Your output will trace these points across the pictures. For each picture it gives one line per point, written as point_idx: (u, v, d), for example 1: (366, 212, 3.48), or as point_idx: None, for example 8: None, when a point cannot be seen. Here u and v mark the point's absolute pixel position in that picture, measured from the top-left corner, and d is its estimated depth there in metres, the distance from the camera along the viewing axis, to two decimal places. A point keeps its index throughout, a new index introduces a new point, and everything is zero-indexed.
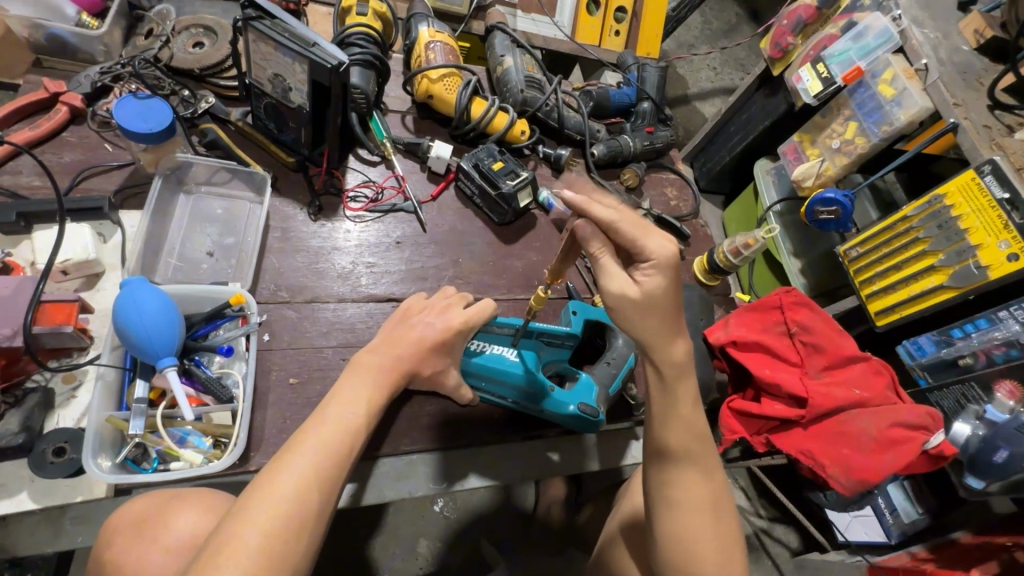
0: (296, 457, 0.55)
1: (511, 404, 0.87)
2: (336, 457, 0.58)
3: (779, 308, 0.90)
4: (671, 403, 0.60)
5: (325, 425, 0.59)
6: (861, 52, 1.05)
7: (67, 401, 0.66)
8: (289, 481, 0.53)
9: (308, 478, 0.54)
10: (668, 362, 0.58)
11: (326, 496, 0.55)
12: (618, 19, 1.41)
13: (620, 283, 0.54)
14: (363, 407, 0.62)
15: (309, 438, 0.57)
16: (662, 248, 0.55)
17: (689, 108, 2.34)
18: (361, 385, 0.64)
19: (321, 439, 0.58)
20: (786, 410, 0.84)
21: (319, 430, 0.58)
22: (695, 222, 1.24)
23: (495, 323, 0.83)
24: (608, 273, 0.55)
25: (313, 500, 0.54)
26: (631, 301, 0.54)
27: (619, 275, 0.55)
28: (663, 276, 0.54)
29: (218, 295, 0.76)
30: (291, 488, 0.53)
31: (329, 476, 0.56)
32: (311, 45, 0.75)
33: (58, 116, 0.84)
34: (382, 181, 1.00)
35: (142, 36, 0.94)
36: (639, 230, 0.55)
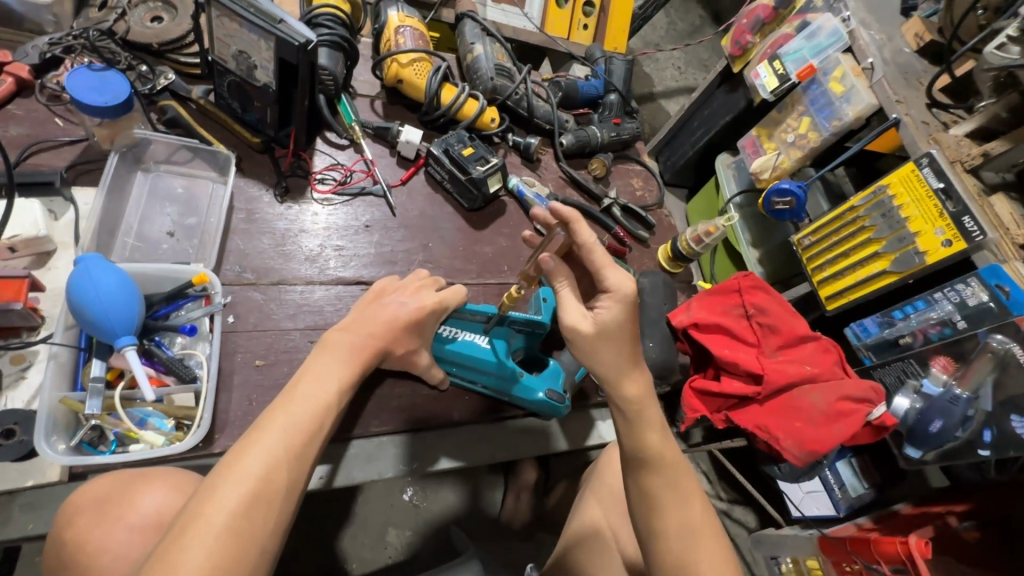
0: (267, 435, 0.55)
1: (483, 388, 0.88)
2: (307, 434, 0.57)
3: (737, 291, 0.94)
4: (642, 434, 0.62)
5: (296, 404, 0.59)
6: (813, 51, 1.11)
7: (15, 382, 0.63)
8: (258, 459, 0.53)
9: (279, 457, 0.54)
10: (625, 400, 0.62)
11: (297, 471, 0.55)
12: (586, 13, 1.45)
13: (577, 317, 0.61)
14: (335, 387, 0.62)
15: (279, 420, 0.57)
16: (622, 286, 0.61)
17: (654, 106, 2.41)
18: (335, 364, 0.64)
19: (292, 419, 0.57)
20: (743, 387, 0.88)
21: (291, 410, 0.58)
22: (660, 212, 1.28)
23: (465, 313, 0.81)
24: (571, 304, 0.62)
25: (280, 478, 0.53)
26: (586, 334, 0.61)
27: (579, 311, 0.62)
28: (619, 309, 0.61)
29: (180, 274, 0.73)
30: (261, 468, 0.53)
31: (302, 453, 0.56)
32: (277, 23, 0.75)
33: (2, 87, 0.79)
34: (351, 163, 0.99)
35: (96, 8, 0.89)
36: (607, 261, 0.62)
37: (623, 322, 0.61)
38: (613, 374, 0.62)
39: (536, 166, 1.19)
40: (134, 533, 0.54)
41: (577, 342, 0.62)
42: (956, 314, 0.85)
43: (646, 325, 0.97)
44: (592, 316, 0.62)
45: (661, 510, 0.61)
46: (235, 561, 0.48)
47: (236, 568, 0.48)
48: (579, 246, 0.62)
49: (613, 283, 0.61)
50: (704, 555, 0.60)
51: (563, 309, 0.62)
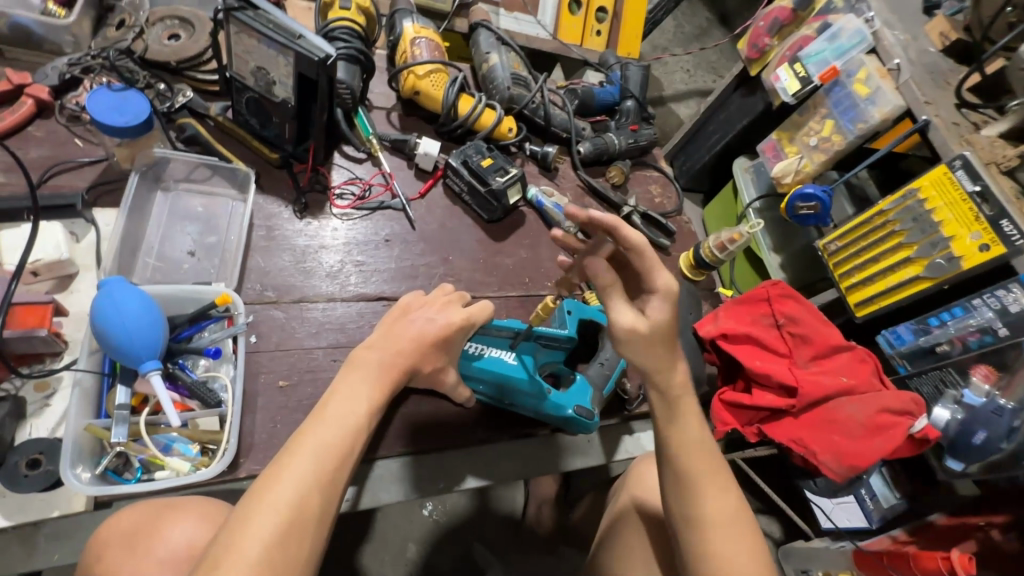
0: (301, 458, 0.54)
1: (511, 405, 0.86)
2: (339, 458, 0.56)
3: (767, 300, 0.92)
4: (683, 418, 0.62)
5: (326, 424, 0.57)
6: (836, 52, 1.09)
7: (39, 410, 0.62)
8: (294, 484, 0.52)
9: (314, 480, 0.53)
10: (672, 384, 0.62)
11: (328, 495, 0.54)
12: (599, 19, 1.44)
13: (631, 319, 0.59)
14: (364, 408, 0.60)
15: (310, 443, 0.55)
16: (670, 285, 0.60)
17: (665, 110, 2.40)
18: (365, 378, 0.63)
19: (323, 443, 0.55)
20: (776, 400, 0.85)
21: (319, 434, 0.56)
22: (680, 219, 1.26)
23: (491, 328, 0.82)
24: (620, 307, 0.59)
25: (315, 503, 0.52)
26: (639, 332, 0.59)
27: (629, 310, 0.59)
28: (667, 309, 0.60)
29: (202, 295, 0.72)
30: (295, 495, 0.51)
31: (334, 477, 0.54)
32: (298, 38, 0.75)
33: (22, 109, 0.78)
34: (369, 177, 0.98)
35: (114, 27, 0.89)
36: (654, 261, 0.61)
37: (670, 321, 0.60)
38: (660, 366, 0.61)
39: (554, 175, 1.17)
40: (166, 567, 0.54)
41: (628, 343, 0.59)
42: (997, 321, 0.82)
43: (672, 336, 0.95)
44: (640, 315, 0.60)
45: (695, 499, 0.60)
46: None
47: None
48: (626, 249, 0.60)
49: (663, 283, 0.60)
50: (737, 546, 0.58)
51: (613, 309, 0.59)
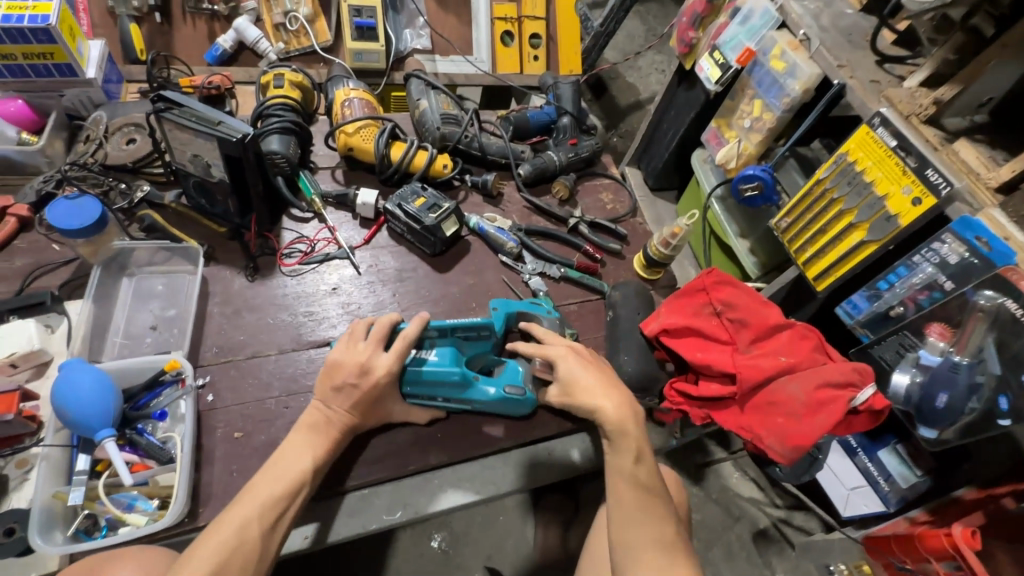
0: (243, 505, 0.66)
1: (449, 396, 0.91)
2: (281, 497, 0.68)
3: (703, 290, 0.91)
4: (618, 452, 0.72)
5: (270, 475, 0.69)
6: (749, 34, 1.09)
7: (20, 484, 0.71)
8: (231, 524, 0.64)
9: (251, 518, 0.65)
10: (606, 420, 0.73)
11: (267, 523, 0.66)
12: (534, 44, 1.49)
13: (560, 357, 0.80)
14: (308, 459, 0.72)
15: (254, 492, 0.67)
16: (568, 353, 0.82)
17: (644, 112, 2.42)
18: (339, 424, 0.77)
19: (267, 492, 0.67)
20: (720, 388, 0.85)
21: (266, 485, 0.68)
22: (633, 221, 1.27)
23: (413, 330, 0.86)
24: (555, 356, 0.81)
25: (252, 535, 0.64)
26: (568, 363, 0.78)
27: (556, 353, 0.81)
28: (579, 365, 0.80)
29: (154, 364, 0.80)
30: (234, 530, 0.63)
31: (271, 509, 0.67)
32: (218, 124, 0.85)
33: (7, 227, 0.91)
34: (315, 234, 1.06)
35: (82, 142, 1.02)
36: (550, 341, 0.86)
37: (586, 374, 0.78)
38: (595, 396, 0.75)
39: (499, 202, 1.21)
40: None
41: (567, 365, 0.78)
42: (940, 275, 0.78)
43: (620, 339, 0.99)
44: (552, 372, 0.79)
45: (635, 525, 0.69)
46: None
47: None
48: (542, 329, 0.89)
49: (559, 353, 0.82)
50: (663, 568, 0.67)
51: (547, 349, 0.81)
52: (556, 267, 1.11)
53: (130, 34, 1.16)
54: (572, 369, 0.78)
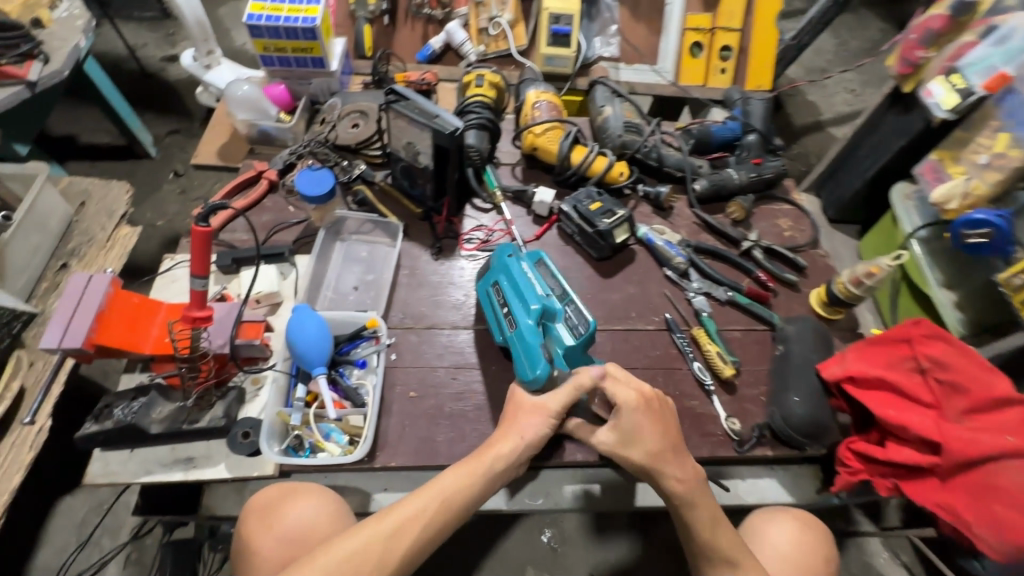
0: (380, 523, 0.69)
1: (493, 316, 0.93)
2: (410, 521, 0.69)
3: (906, 341, 0.82)
4: (695, 519, 0.76)
5: (412, 498, 0.71)
6: (1005, 57, 0.96)
7: (253, 397, 0.85)
8: (361, 536, 0.67)
9: (378, 534, 0.67)
10: (668, 492, 0.77)
11: (389, 539, 0.67)
12: (723, 57, 1.44)
13: (623, 396, 0.77)
14: (446, 488, 0.72)
15: (387, 514, 0.70)
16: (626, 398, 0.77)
17: (822, 134, 2.21)
18: (491, 464, 0.75)
19: (397, 516, 0.69)
20: (916, 456, 0.76)
21: (402, 508, 0.70)
22: (814, 252, 1.17)
23: (543, 265, 0.92)
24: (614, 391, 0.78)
25: (376, 549, 0.66)
26: (631, 405, 0.77)
27: (620, 391, 0.77)
28: (641, 416, 0.77)
29: (357, 319, 0.92)
30: (360, 542, 0.67)
31: (402, 525, 0.68)
32: (434, 118, 0.95)
33: (261, 187, 1.11)
34: (492, 224, 1.14)
35: (318, 123, 1.21)
36: (616, 381, 0.78)
37: (645, 422, 0.77)
38: (653, 468, 0.77)
39: (668, 214, 1.20)
40: (284, 541, 0.75)
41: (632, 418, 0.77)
42: None
43: (791, 376, 0.92)
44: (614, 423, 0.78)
45: None
46: None
47: None
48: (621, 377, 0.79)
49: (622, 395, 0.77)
50: None
51: (618, 390, 0.77)
52: (723, 289, 1.07)
53: (362, 33, 1.35)
54: (633, 421, 0.77)
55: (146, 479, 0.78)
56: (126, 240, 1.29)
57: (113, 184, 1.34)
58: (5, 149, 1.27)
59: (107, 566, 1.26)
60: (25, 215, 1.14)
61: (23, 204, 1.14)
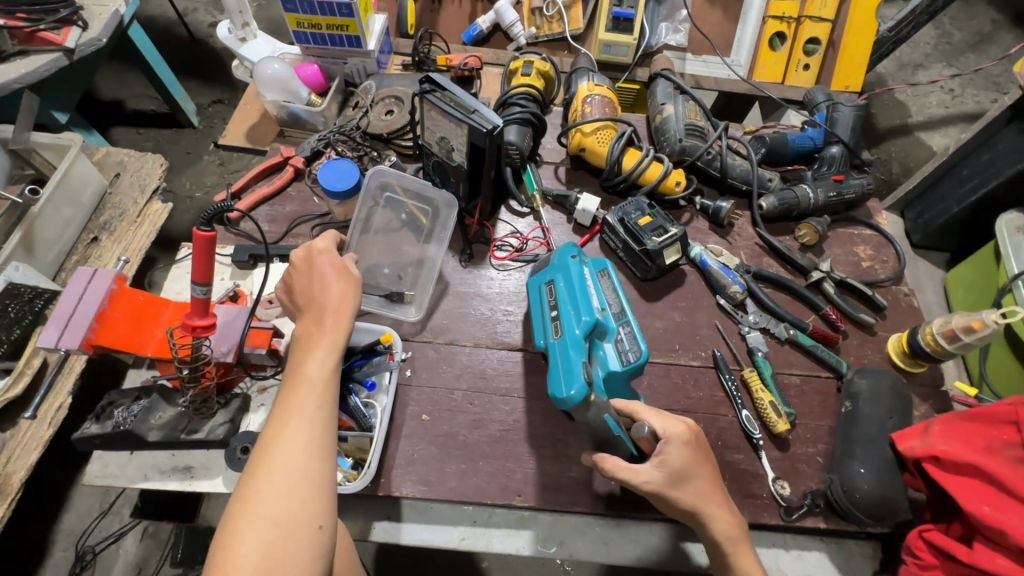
0: (276, 458, 0.55)
1: (539, 317, 0.84)
2: (316, 436, 0.58)
3: (1013, 423, 0.67)
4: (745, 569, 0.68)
5: (291, 397, 0.60)
6: None
7: (258, 408, 0.80)
8: (275, 477, 0.54)
9: (294, 462, 0.55)
10: (715, 538, 0.68)
11: (308, 461, 0.56)
12: (809, 51, 1.25)
13: (667, 432, 0.68)
14: (319, 377, 0.62)
15: (280, 440, 0.57)
16: (677, 431, 0.68)
17: (910, 140, 1.97)
18: (315, 372, 0.62)
19: (299, 433, 0.57)
20: (1013, 567, 0.62)
21: (296, 425, 0.58)
22: (897, 290, 1.01)
23: (605, 274, 0.83)
24: (654, 424, 0.69)
25: (303, 473, 0.55)
26: (684, 439, 0.68)
27: (659, 423, 0.69)
28: (688, 453, 0.68)
29: (374, 331, 0.87)
30: (278, 480, 0.54)
31: (318, 441, 0.58)
32: (471, 112, 0.86)
33: (286, 175, 1.05)
34: (528, 232, 1.04)
35: (351, 108, 1.13)
36: (654, 412, 0.70)
37: (692, 461, 0.68)
38: (701, 509, 0.68)
39: (727, 232, 1.06)
40: None
41: (682, 455, 0.67)
42: None
43: (858, 443, 0.79)
44: (659, 465, 0.67)
45: None
46: (284, 560, 0.51)
47: (296, 556, 0.52)
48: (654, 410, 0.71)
49: (667, 428, 0.68)
50: None
51: (655, 422, 0.69)
52: (783, 326, 0.93)
53: (406, 9, 1.24)
54: (683, 457, 0.67)
55: (144, 485, 0.75)
56: (156, 216, 1.26)
57: (147, 157, 1.31)
58: (43, 115, 1.26)
59: (125, 537, 1.27)
60: (57, 186, 1.11)
61: (56, 175, 1.10)
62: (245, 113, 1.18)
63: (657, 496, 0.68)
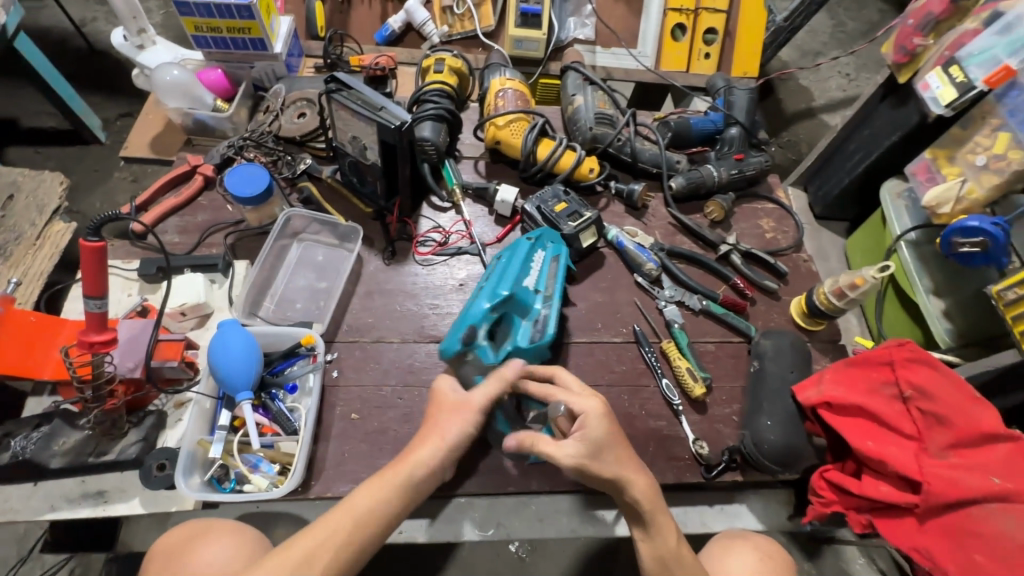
0: (311, 536, 0.60)
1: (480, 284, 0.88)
2: (362, 529, 0.62)
3: (889, 364, 0.75)
4: (663, 531, 0.68)
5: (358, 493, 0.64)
6: (1009, 48, 0.86)
7: (175, 422, 0.77)
8: (306, 546, 0.60)
9: (327, 541, 0.60)
10: (634, 501, 0.68)
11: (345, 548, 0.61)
12: (708, 41, 1.33)
13: (582, 409, 0.67)
14: (401, 478, 0.65)
15: (328, 523, 0.61)
16: (590, 409, 0.66)
17: (815, 122, 2.12)
18: (407, 472, 0.65)
19: (349, 521, 0.62)
20: (894, 493, 0.69)
21: (347, 514, 0.62)
22: (797, 256, 1.09)
23: (557, 262, 0.92)
24: (570, 398, 0.68)
25: (328, 553, 0.60)
26: (597, 416, 0.66)
27: (575, 399, 0.68)
28: (600, 430, 0.66)
29: (293, 333, 0.84)
30: (305, 551, 0.59)
31: (359, 530, 0.62)
32: (379, 109, 0.86)
33: (194, 184, 1.01)
34: (451, 226, 1.05)
35: (261, 112, 1.10)
36: (571, 390, 0.69)
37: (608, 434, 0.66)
38: (619, 477, 0.67)
39: (642, 214, 1.11)
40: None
41: (593, 426, 0.66)
42: None
43: (765, 399, 0.85)
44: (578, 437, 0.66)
45: None
46: None
47: None
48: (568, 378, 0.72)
49: (580, 404, 0.67)
50: None
51: (571, 398, 0.68)
52: (696, 297, 0.99)
53: (314, 11, 1.23)
54: (604, 430, 0.66)
55: (51, 517, 0.71)
56: (59, 237, 1.19)
57: (45, 175, 1.23)
58: None
59: None
60: None
61: None
62: (148, 122, 1.14)
63: (581, 469, 0.66)
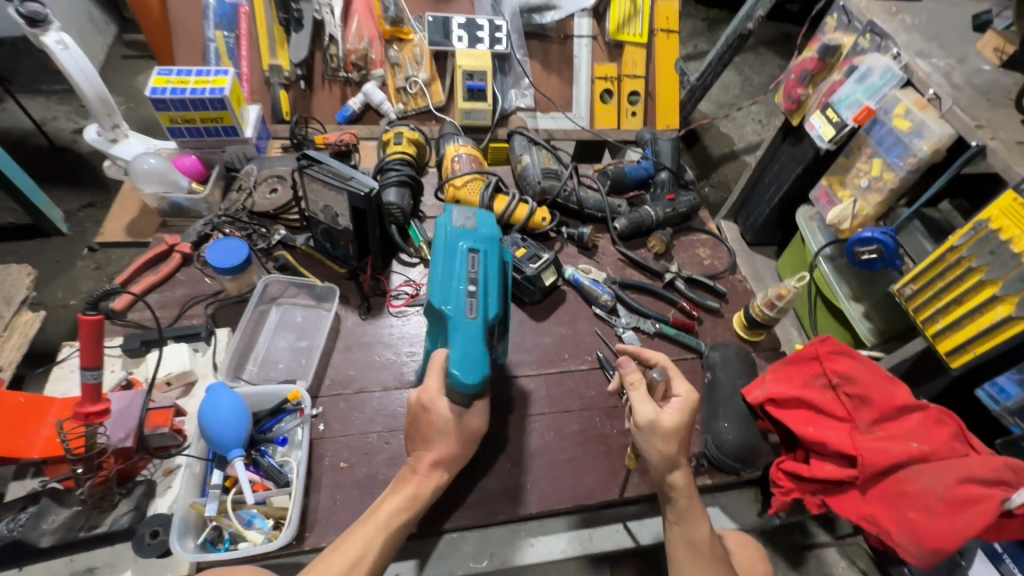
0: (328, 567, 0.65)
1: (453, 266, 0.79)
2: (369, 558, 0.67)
3: (816, 358, 0.86)
4: (693, 517, 0.73)
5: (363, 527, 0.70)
6: (868, 92, 1.06)
7: (164, 490, 0.79)
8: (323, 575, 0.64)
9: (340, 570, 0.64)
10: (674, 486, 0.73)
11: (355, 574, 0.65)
12: (633, 101, 1.53)
13: (681, 390, 0.75)
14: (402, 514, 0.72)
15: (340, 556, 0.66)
16: (684, 393, 0.75)
17: (737, 163, 2.37)
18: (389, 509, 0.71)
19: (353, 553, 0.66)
20: (837, 471, 0.78)
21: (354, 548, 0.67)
22: (733, 277, 1.23)
23: None
24: (676, 381, 0.77)
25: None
26: (688, 398, 0.75)
27: (681, 384, 0.76)
28: (682, 415, 0.73)
29: (280, 391, 0.89)
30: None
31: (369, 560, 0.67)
32: (348, 179, 0.94)
33: (172, 262, 1.06)
34: (421, 279, 1.14)
35: (235, 190, 1.18)
36: (674, 373, 0.78)
37: (682, 422, 0.73)
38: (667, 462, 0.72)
39: (594, 253, 1.23)
40: None
41: (680, 406, 0.74)
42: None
43: (720, 405, 0.93)
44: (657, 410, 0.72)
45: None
46: None
47: None
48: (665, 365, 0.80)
49: (682, 387, 0.76)
50: None
51: (675, 380, 0.77)
52: (650, 321, 1.09)
53: (279, 98, 1.36)
54: (678, 419, 0.73)
55: None
56: (27, 326, 1.19)
57: (12, 267, 1.25)
58: None
59: None
60: None
61: None
62: (122, 208, 1.19)
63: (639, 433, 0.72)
